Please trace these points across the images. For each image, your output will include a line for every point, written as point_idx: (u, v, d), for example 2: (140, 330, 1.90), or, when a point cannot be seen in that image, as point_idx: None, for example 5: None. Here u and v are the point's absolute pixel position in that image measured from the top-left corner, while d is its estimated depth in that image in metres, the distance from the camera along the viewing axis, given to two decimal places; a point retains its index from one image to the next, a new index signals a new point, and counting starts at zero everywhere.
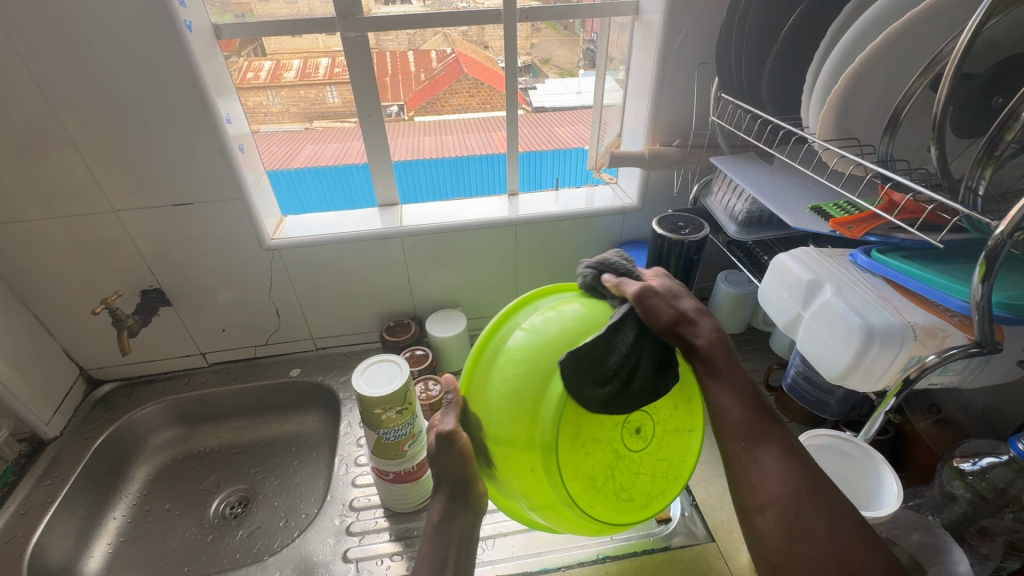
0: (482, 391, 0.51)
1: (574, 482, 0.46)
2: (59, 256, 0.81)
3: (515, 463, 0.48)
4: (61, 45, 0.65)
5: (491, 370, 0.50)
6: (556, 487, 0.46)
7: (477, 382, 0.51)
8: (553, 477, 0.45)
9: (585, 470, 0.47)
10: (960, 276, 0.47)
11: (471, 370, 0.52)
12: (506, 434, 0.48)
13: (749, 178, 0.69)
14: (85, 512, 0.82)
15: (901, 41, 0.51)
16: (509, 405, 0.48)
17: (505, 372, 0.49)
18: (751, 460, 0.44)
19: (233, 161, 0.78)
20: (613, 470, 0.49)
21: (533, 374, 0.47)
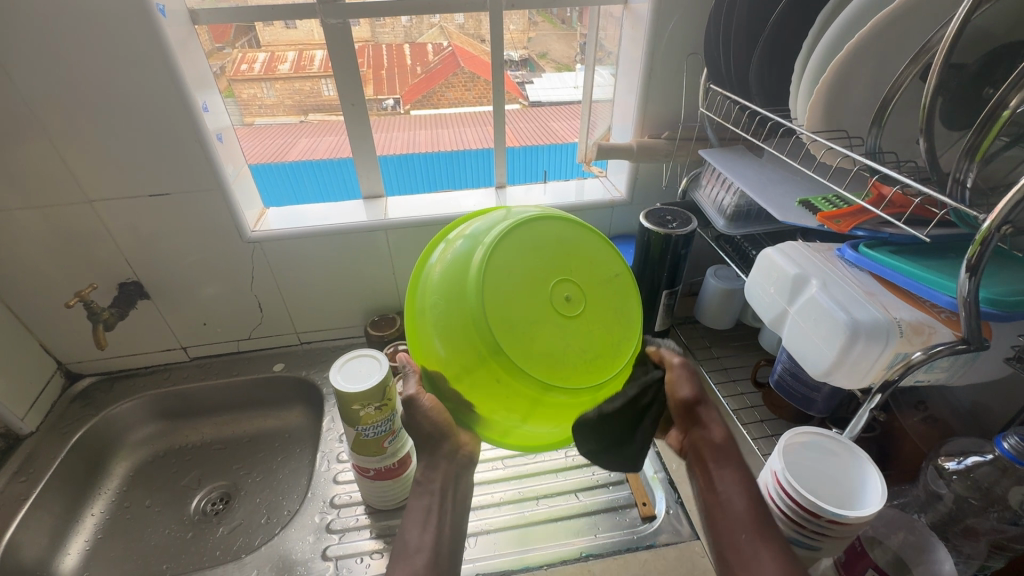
0: (427, 341, 0.51)
1: (539, 366, 0.47)
2: (33, 247, 0.79)
3: (479, 385, 0.47)
4: (30, 30, 0.63)
5: (422, 310, 0.51)
6: (526, 378, 0.46)
7: (422, 334, 0.52)
8: (518, 368, 0.46)
9: (539, 356, 0.48)
10: (948, 272, 0.46)
11: (411, 330, 0.54)
12: (460, 362, 0.48)
13: (738, 171, 0.68)
14: (61, 509, 0.80)
15: (889, 33, 0.50)
16: (450, 338, 0.48)
17: (435, 307, 0.49)
18: (752, 554, 0.46)
19: (211, 150, 0.76)
20: (571, 337, 0.50)
21: (452, 289, 0.48)
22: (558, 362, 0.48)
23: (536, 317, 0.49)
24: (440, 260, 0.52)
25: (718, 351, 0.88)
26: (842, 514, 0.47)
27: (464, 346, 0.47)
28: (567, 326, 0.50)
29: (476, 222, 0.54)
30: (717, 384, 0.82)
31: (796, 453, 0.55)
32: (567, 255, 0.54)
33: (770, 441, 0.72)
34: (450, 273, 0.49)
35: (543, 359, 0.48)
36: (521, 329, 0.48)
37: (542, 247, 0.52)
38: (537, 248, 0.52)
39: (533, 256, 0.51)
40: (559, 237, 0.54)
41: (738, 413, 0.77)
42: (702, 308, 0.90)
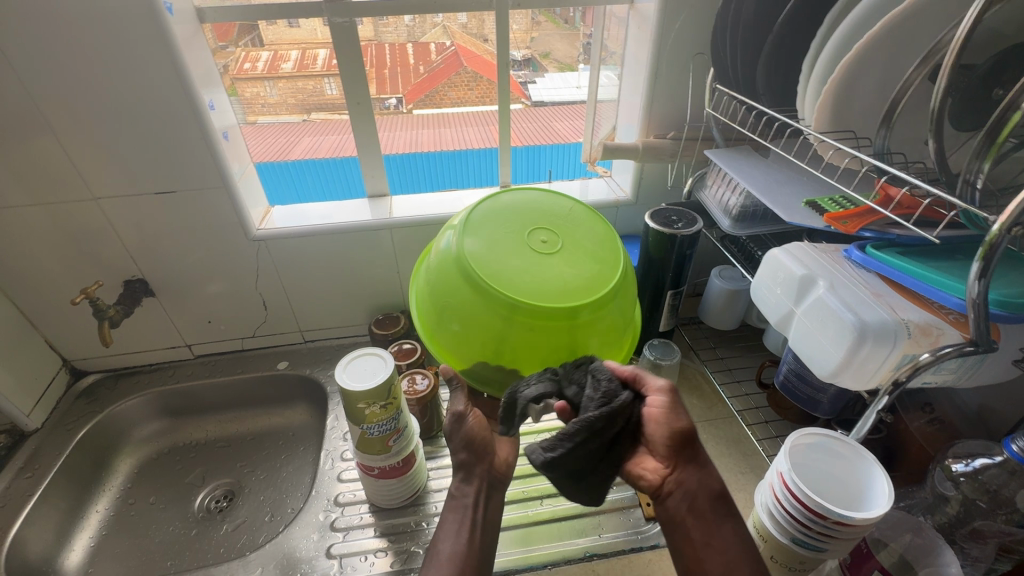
0: (448, 337, 0.62)
1: (556, 298, 0.58)
2: (40, 244, 0.80)
3: (520, 342, 0.58)
4: (37, 27, 0.63)
5: (437, 317, 0.62)
6: (549, 309, 0.57)
7: (444, 336, 0.62)
8: (539, 305, 0.56)
9: (549, 292, 0.58)
10: (956, 273, 0.46)
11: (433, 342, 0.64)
12: (482, 331, 0.58)
13: (744, 171, 0.68)
14: (67, 506, 0.81)
15: (900, 32, 0.50)
16: (465, 320, 0.59)
17: (445, 306, 0.60)
18: None
19: (216, 149, 0.76)
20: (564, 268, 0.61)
21: (458, 286, 0.58)
22: (568, 284, 0.59)
23: (524, 261, 0.60)
24: (427, 273, 0.65)
25: (722, 351, 0.88)
26: (848, 515, 0.47)
27: (484, 313, 0.57)
28: (556, 258, 0.61)
29: (440, 234, 0.64)
30: (721, 385, 0.82)
31: (801, 454, 0.55)
32: (522, 217, 0.64)
33: (774, 442, 0.72)
34: (444, 278, 0.60)
35: (557, 289, 0.58)
36: (519, 276, 0.58)
37: (503, 216, 0.63)
38: (498, 217, 0.63)
39: (499, 227, 0.62)
40: (512, 205, 0.65)
41: (743, 414, 0.77)
42: (706, 309, 0.90)
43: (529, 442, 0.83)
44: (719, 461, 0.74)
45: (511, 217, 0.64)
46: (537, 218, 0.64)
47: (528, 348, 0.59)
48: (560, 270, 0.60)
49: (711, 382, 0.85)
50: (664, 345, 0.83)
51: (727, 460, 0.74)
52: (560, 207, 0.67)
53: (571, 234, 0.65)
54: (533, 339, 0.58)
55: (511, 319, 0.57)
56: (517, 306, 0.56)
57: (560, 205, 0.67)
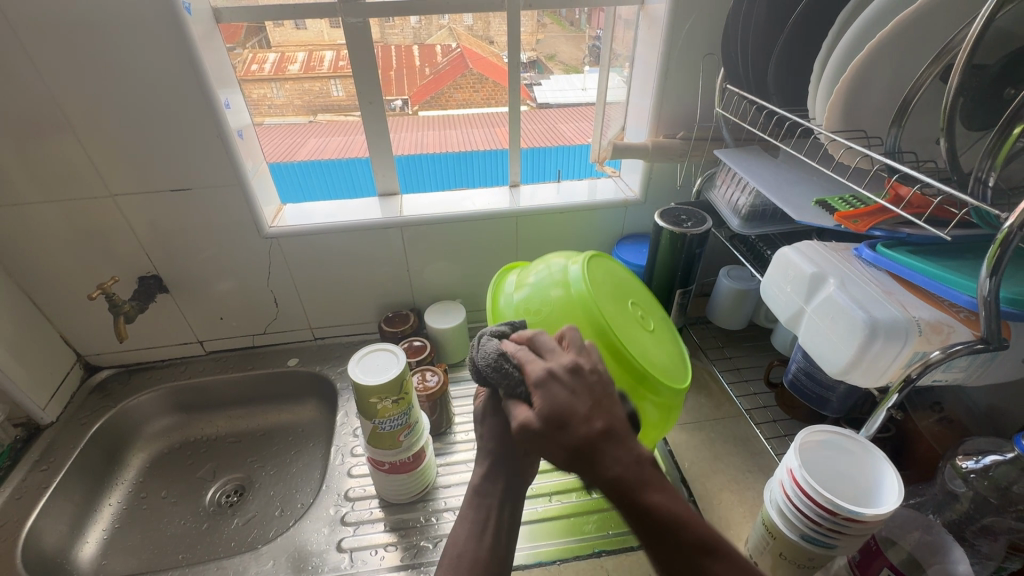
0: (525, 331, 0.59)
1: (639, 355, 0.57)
2: (57, 240, 0.81)
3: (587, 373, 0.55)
4: (58, 27, 0.64)
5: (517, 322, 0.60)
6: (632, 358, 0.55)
7: (520, 329, 0.60)
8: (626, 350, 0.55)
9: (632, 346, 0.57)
10: (967, 272, 0.46)
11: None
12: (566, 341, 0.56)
13: (753, 171, 0.68)
14: (81, 498, 0.82)
15: (912, 31, 0.50)
16: (563, 329, 0.57)
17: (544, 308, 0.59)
18: None
19: (232, 147, 0.77)
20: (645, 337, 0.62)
21: (557, 301, 0.59)
22: (650, 356, 0.59)
23: (626, 324, 0.60)
24: (523, 290, 0.63)
25: (731, 351, 0.89)
26: (859, 511, 0.47)
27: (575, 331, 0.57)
28: (648, 337, 0.63)
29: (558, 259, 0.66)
30: (729, 384, 0.82)
31: (811, 452, 0.55)
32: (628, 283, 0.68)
33: (783, 441, 0.72)
34: (560, 287, 0.60)
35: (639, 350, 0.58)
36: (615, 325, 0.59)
37: (616, 279, 0.67)
38: (616, 279, 0.67)
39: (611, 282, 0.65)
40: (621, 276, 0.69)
41: (751, 413, 0.77)
42: (715, 308, 0.90)
43: None
44: (727, 459, 0.74)
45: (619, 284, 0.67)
46: (635, 296, 0.68)
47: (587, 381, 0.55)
48: (647, 344, 0.61)
49: (719, 381, 0.86)
50: None
51: (735, 459, 0.75)
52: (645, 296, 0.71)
53: (655, 323, 0.67)
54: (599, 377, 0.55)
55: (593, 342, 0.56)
56: (606, 333, 0.56)
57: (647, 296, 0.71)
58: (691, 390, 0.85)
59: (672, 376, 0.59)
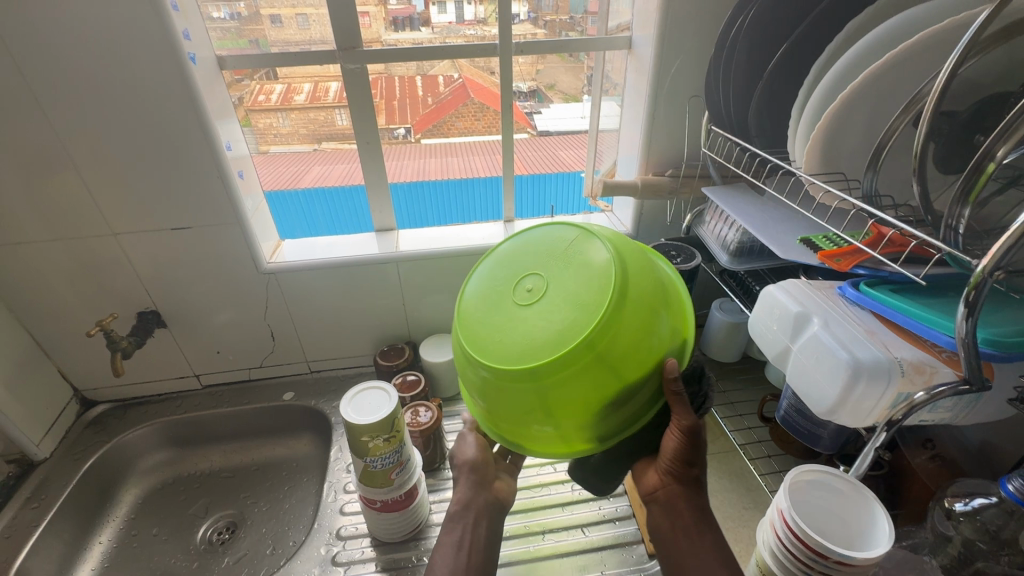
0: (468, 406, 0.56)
1: (523, 358, 0.46)
2: (59, 276, 0.82)
3: (499, 418, 0.50)
4: (69, 75, 0.67)
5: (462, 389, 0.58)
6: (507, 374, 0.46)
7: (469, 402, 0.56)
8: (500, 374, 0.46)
9: (512, 356, 0.46)
10: (948, 312, 0.47)
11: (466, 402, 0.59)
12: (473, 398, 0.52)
13: (739, 209, 0.70)
14: (71, 537, 0.81)
15: (882, 81, 0.53)
16: (466, 387, 0.52)
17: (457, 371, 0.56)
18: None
19: (232, 186, 0.79)
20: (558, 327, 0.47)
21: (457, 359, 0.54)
22: (534, 342, 0.46)
23: (501, 315, 0.49)
24: None
25: (724, 384, 0.89)
26: (849, 555, 0.46)
27: (475, 384, 0.50)
28: (530, 310, 0.48)
29: None
30: (723, 418, 0.82)
31: (802, 491, 0.55)
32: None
33: (777, 477, 0.72)
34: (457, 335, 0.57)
35: (520, 352, 0.46)
36: (489, 326, 0.49)
37: (498, 266, 0.54)
38: (495, 269, 0.54)
39: (493, 273, 0.53)
40: (507, 251, 0.55)
41: (746, 447, 0.77)
42: (708, 341, 0.91)
43: (532, 476, 0.83)
44: (722, 495, 0.74)
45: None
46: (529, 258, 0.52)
47: (511, 429, 0.50)
48: (531, 323, 0.47)
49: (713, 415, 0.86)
50: None
51: (730, 495, 0.74)
52: (547, 241, 0.53)
53: (559, 267, 0.49)
54: (508, 423, 0.49)
55: (489, 394, 0.49)
56: (484, 372, 0.47)
57: (554, 233, 0.53)
58: None
59: (559, 355, 0.44)
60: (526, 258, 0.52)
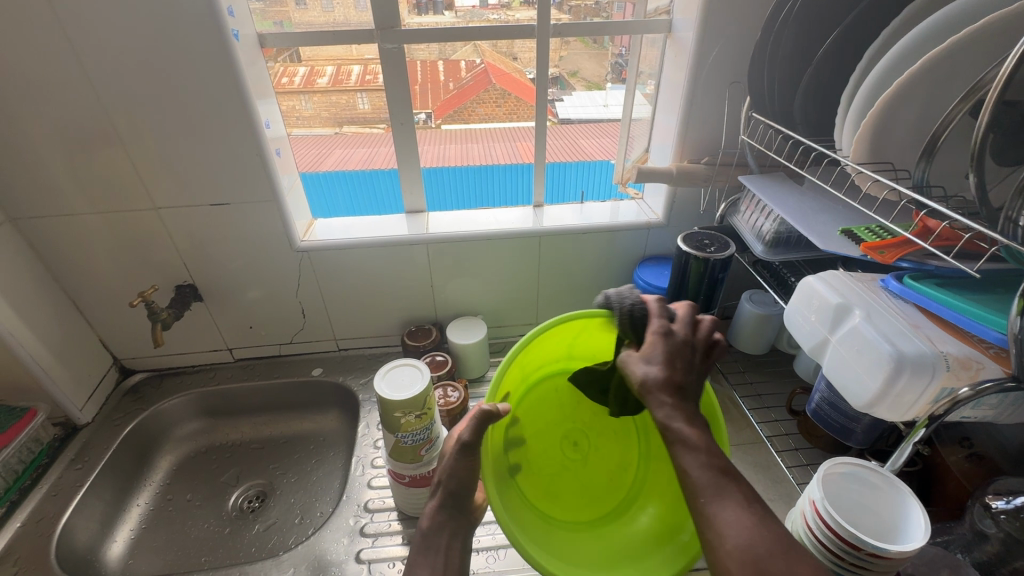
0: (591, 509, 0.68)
1: (573, 468, 0.71)
2: (102, 247, 0.85)
3: (564, 499, 0.68)
4: (116, 53, 0.69)
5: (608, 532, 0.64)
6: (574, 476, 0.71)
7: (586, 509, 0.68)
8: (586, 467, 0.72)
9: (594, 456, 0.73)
10: (998, 308, 0.46)
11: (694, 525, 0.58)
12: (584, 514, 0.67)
13: (778, 199, 0.68)
14: (111, 498, 0.85)
15: (938, 68, 0.51)
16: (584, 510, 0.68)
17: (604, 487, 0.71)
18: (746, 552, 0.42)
19: (270, 164, 0.80)
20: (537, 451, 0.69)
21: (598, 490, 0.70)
22: (580, 464, 0.72)
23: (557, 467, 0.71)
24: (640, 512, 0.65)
25: (752, 376, 0.88)
26: (883, 547, 0.46)
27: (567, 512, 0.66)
28: (563, 459, 0.72)
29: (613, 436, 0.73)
30: (750, 410, 0.81)
31: (834, 483, 0.54)
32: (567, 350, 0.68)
33: (805, 470, 0.71)
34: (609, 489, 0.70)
35: (551, 486, 0.68)
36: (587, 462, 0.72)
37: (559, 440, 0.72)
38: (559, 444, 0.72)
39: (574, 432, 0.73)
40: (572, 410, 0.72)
41: (772, 440, 0.76)
42: (736, 332, 0.90)
43: None
44: None
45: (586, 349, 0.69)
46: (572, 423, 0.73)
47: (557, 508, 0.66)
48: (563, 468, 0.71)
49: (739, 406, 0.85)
50: None
51: (755, 486, 0.74)
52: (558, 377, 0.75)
53: (563, 401, 0.72)
54: (548, 519, 0.64)
55: (556, 502, 0.67)
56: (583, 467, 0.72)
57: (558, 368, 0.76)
58: None
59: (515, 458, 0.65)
60: (569, 420, 0.73)
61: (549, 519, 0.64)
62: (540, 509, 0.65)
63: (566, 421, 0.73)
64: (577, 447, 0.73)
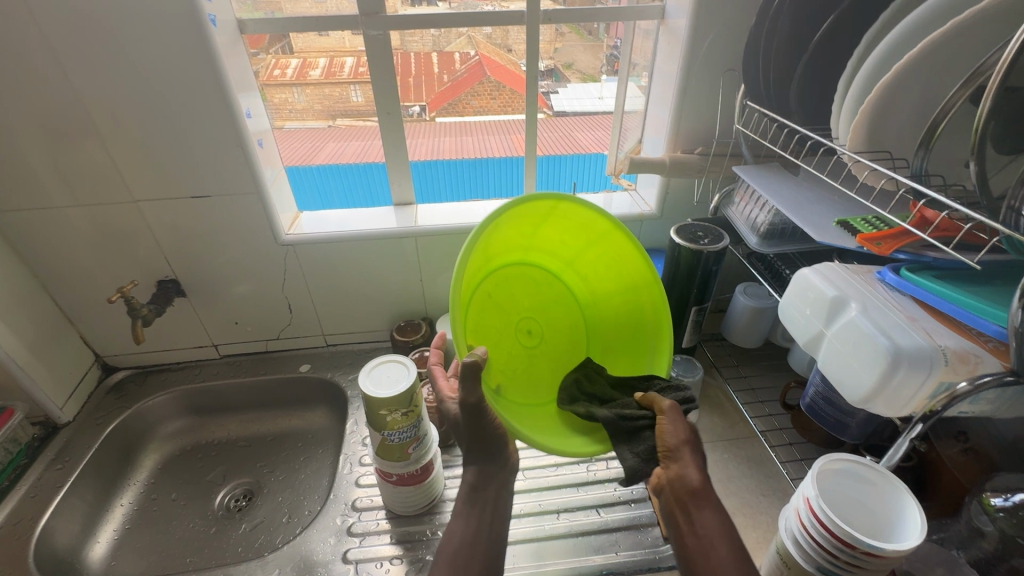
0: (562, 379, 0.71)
1: (531, 344, 0.71)
2: (80, 242, 0.82)
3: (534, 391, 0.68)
4: (88, 40, 0.66)
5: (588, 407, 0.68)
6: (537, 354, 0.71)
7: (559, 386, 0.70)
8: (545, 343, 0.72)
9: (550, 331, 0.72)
10: (998, 300, 0.45)
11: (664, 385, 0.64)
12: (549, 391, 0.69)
13: (772, 189, 0.67)
14: (93, 498, 0.83)
15: (938, 53, 0.49)
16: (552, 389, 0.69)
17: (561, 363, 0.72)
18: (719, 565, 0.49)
19: (251, 155, 0.78)
20: (498, 338, 0.67)
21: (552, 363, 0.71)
22: (537, 343, 0.71)
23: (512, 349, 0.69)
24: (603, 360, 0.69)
25: (745, 370, 0.87)
26: (879, 546, 0.45)
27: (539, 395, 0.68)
28: (519, 347, 0.70)
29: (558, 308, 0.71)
30: (744, 404, 0.80)
31: (828, 480, 0.53)
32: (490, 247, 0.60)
33: (799, 466, 0.70)
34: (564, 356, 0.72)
35: (513, 370, 0.68)
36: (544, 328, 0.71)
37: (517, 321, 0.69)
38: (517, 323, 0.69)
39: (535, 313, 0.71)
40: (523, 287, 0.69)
41: (766, 434, 0.75)
42: (730, 326, 0.89)
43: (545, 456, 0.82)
44: (740, 481, 0.73)
45: (545, 239, 0.65)
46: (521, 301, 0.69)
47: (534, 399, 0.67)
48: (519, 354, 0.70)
49: (733, 400, 0.84)
50: (687, 362, 0.83)
51: (749, 482, 0.73)
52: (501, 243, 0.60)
53: (509, 278, 0.67)
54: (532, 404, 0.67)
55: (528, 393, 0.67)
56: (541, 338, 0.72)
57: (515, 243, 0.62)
58: (705, 409, 0.84)
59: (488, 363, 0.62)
60: (519, 301, 0.69)
61: (538, 404, 0.67)
62: (528, 405, 0.66)
63: (513, 311, 0.69)
64: (532, 334, 0.71)
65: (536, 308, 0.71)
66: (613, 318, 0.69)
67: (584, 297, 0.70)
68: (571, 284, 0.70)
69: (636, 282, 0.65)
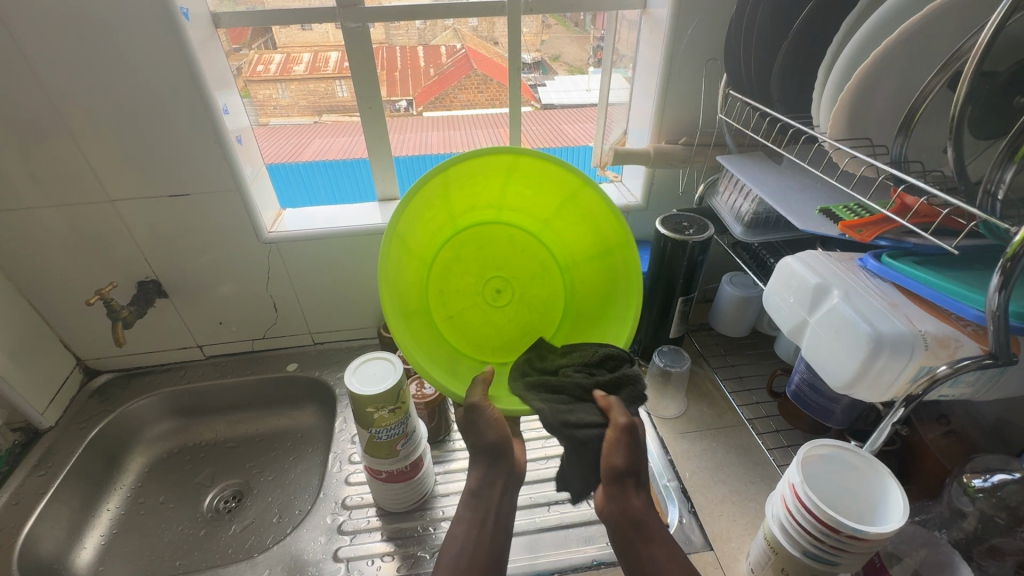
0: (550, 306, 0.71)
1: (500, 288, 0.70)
2: (55, 244, 0.81)
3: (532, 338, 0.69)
4: (56, 36, 0.64)
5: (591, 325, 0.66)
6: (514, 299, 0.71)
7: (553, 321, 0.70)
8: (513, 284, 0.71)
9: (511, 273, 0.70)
10: (976, 284, 0.45)
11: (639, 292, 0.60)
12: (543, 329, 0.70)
13: (756, 178, 0.67)
14: (78, 504, 0.81)
15: (916, 39, 0.49)
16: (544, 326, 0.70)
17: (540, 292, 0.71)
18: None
19: (230, 153, 0.77)
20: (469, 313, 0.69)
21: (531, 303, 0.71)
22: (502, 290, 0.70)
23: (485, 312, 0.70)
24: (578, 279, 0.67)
25: (734, 359, 0.88)
26: (862, 530, 0.45)
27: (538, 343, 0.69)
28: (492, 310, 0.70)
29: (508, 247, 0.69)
30: (732, 393, 0.81)
31: (813, 466, 0.54)
32: (405, 309, 0.58)
33: (785, 452, 0.71)
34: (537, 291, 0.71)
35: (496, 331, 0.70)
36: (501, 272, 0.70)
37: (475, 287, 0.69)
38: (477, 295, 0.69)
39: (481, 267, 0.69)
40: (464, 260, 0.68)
41: (754, 422, 0.76)
42: (718, 315, 0.89)
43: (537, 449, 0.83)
44: (728, 469, 0.74)
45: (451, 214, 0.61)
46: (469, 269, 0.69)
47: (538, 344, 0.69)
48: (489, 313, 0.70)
49: (721, 389, 0.85)
50: (675, 351, 0.83)
51: (737, 470, 0.74)
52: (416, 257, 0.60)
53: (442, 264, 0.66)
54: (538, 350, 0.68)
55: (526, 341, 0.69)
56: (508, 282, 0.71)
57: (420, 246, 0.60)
58: (693, 399, 0.84)
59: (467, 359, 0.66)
60: (467, 270, 0.69)
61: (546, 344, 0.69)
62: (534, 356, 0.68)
63: (477, 276, 0.69)
64: (500, 289, 0.71)
65: (478, 257, 0.68)
66: (545, 213, 0.64)
67: (493, 210, 0.65)
68: (511, 222, 0.67)
69: (569, 192, 0.59)
